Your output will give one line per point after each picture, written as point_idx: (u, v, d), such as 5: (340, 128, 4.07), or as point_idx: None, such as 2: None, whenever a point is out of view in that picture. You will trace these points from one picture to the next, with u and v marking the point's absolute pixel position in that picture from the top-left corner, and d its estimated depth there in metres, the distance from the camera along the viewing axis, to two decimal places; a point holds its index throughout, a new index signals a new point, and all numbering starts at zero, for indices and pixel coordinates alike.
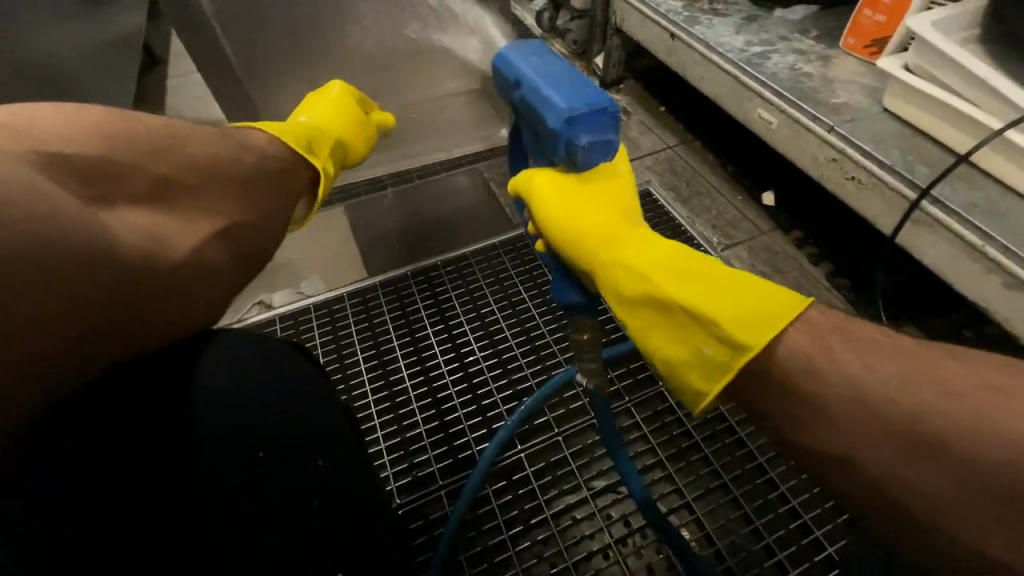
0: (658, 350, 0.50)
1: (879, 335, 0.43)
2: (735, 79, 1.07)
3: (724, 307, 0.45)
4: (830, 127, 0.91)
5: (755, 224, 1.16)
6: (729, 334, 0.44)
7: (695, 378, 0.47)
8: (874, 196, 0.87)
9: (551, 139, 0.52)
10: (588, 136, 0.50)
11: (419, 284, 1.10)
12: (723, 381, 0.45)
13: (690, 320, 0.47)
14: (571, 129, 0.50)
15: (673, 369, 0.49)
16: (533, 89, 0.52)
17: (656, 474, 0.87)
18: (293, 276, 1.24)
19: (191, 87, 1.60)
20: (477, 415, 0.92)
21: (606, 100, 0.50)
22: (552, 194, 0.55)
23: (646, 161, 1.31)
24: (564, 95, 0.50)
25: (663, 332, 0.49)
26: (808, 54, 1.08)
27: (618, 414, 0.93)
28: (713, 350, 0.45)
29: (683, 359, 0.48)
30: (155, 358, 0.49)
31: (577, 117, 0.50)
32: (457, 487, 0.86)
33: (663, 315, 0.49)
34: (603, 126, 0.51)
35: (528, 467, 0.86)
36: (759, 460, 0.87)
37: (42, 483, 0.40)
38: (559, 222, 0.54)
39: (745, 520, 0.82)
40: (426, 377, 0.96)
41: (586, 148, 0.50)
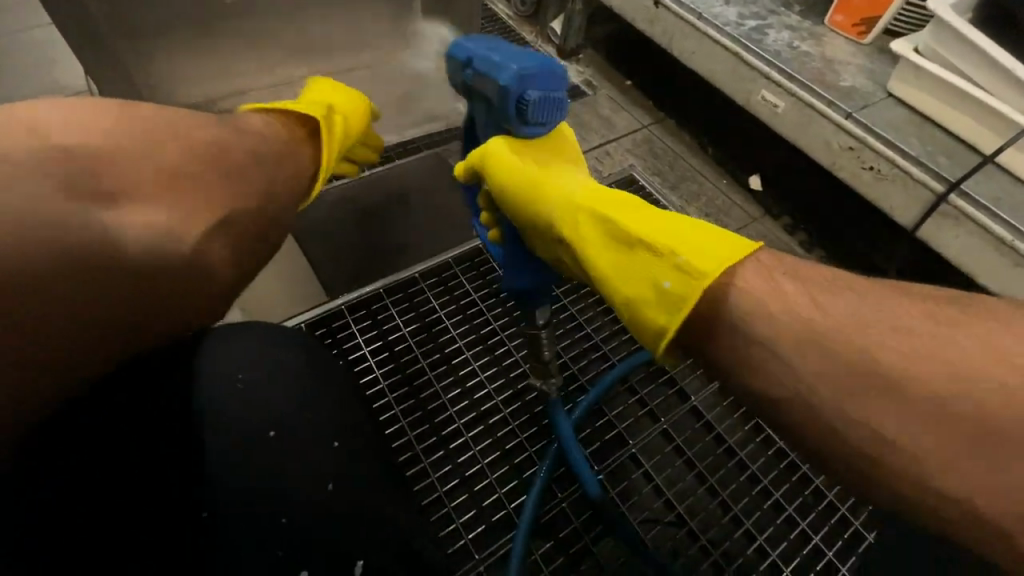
0: (615, 293, 0.47)
1: (831, 276, 0.42)
2: (735, 55, 0.99)
3: (680, 239, 0.45)
4: (848, 114, 0.87)
5: (744, 210, 1.12)
6: (687, 260, 0.43)
7: (653, 315, 0.44)
8: (893, 187, 0.85)
9: (503, 102, 0.56)
10: (537, 90, 0.55)
11: (399, 304, 0.92)
12: (680, 312, 0.42)
13: (646, 253, 0.46)
14: (522, 86, 0.54)
15: (632, 310, 0.46)
16: (487, 68, 0.56)
17: (709, 502, 0.79)
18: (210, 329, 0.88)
19: (26, 46, 1.17)
20: (503, 463, 0.80)
21: (556, 65, 0.56)
22: (506, 156, 0.57)
23: (624, 143, 1.21)
24: (512, 61, 0.55)
25: (620, 272, 0.48)
26: (799, 30, 1.02)
27: (655, 440, 0.84)
28: (670, 283, 0.43)
29: (641, 296, 0.45)
30: (137, 368, 0.49)
31: (527, 73, 0.54)
32: (497, 558, 0.72)
33: (619, 254, 0.48)
34: (552, 87, 0.56)
35: (575, 519, 0.75)
36: (803, 469, 0.82)
37: (46, 485, 0.44)
38: (514, 179, 0.56)
39: (804, 539, 0.77)
40: (433, 425, 0.81)
41: (536, 99, 0.55)
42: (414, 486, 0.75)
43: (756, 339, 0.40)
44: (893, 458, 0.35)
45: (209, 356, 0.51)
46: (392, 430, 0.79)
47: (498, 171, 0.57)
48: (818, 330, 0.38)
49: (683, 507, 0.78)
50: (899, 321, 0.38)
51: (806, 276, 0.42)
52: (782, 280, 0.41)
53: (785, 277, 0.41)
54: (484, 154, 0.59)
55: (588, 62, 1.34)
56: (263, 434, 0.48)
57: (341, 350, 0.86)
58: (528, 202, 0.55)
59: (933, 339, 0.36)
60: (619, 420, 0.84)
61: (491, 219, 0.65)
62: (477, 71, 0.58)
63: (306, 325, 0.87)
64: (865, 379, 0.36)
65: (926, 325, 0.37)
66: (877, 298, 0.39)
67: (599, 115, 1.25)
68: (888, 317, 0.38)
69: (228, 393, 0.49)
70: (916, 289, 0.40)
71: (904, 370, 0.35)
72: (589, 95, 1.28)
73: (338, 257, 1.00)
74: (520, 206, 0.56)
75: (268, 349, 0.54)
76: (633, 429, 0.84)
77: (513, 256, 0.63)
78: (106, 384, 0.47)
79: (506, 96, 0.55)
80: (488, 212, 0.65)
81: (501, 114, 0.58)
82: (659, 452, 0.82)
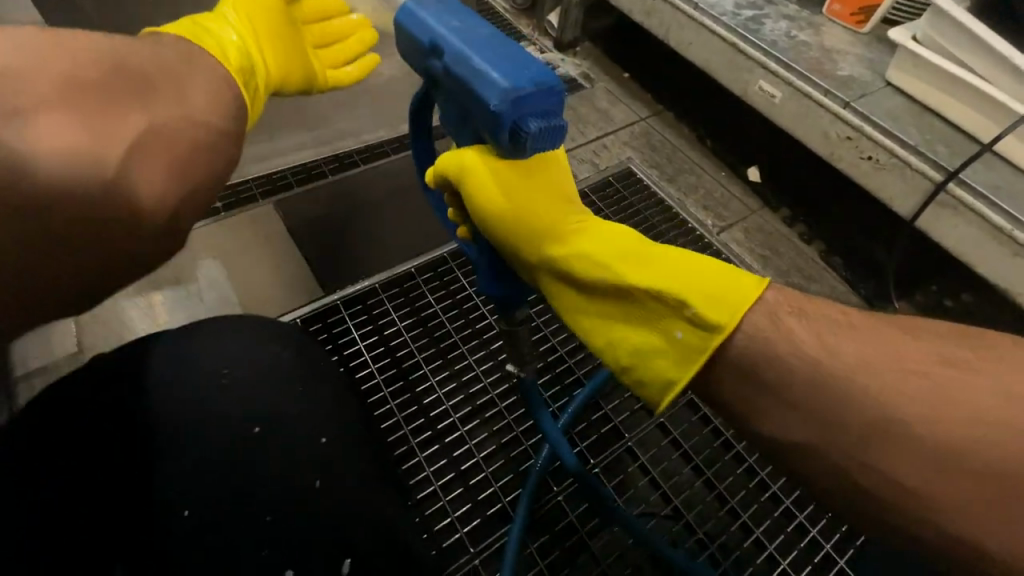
0: (619, 337, 0.44)
1: (836, 313, 0.41)
2: (732, 45, 0.98)
3: (688, 283, 0.41)
4: (846, 103, 0.87)
5: (743, 203, 1.11)
6: (700, 313, 0.40)
7: (664, 368, 0.41)
8: (892, 176, 0.84)
9: (493, 128, 0.43)
10: (537, 119, 0.42)
11: (394, 298, 0.91)
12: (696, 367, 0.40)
13: (652, 299, 0.42)
14: (517, 112, 0.42)
15: (640, 359, 0.43)
16: (468, 76, 0.44)
17: (706, 494, 0.78)
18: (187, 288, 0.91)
19: None
20: (498, 457, 0.79)
21: (554, 78, 0.43)
22: (489, 180, 0.47)
23: (622, 135, 1.20)
24: (503, 72, 0.42)
25: (622, 315, 0.44)
26: (798, 19, 1.01)
27: (652, 433, 0.83)
28: (683, 334, 0.41)
29: (649, 347, 0.42)
30: (134, 372, 0.51)
31: (523, 97, 0.41)
32: (493, 551, 0.72)
33: (620, 295, 0.44)
34: (551, 108, 0.43)
35: (571, 512, 0.75)
36: None
37: (47, 485, 0.45)
38: (496, 201, 0.47)
39: (802, 531, 0.76)
40: (428, 419, 0.80)
41: (537, 132, 0.42)
42: (409, 481, 0.75)
43: (741, 359, 0.39)
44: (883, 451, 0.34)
45: (191, 353, 0.54)
46: (387, 425, 0.79)
47: (477, 189, 0.47)
48: (807, 351, 0.38)
49: (680, 501, 0.78)
50: (884, 338, 0.38)
51: (812, 317, 0.40)
52: (787, 320, 0.39)
53: (790, 318, 0.40)
54: (459, 165, 0.48)
55: (586, 55, 1.33)
56: (250, 429, 0.49)
57: (336, 346, 0.85)
58: (514, 227, 0.47)
59: (918, 366, 0.36)
60: (616, 413, 0.84)
61: (460, 219, 0.54)
62: (453, 75, 0.45)
63: (301, 320, 0.87)
64: (846, 382, 0.36)
65: (911, 346, 0.38)
66: (864, 323, 0.39)
67: (596, 108, 1.24)
68: (870, 337, 0.38)
69: (219, 389, 0.52)
70: (891, 317, 0.40)
71: (884, 390, 0.35)
72: (587, 88, 1.27)
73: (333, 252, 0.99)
74: (504, 230, 0.48)
75: (248, 346, 0.55)
76: (629, 423, 0.83)
77: (489, 268, 0.54)
78: (93, 385, 0.50)
79: (497, 123, 0.42)
80: (456, 211, 0.54)
81: (485, 131, 0.45)
82: (656, 445, 0.82)
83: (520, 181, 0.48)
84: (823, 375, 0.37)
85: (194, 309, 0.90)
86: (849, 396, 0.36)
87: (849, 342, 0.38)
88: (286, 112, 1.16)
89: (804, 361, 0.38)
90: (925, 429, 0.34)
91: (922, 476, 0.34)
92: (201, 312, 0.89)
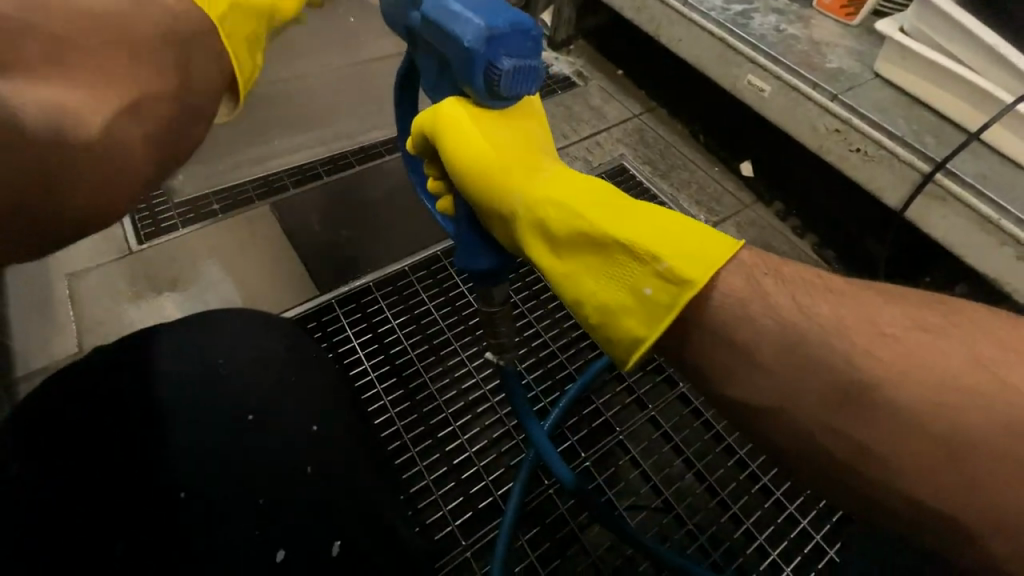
0: (589, 294, 0.43)
1: (812, 275, 0.40)
2: (721, 41, 0.98)
3: (658, 238, 0.41)
4: (834, 95, 0.87)
5: (737, 197, 1.12)
6: (672, 268, 0.39)
7: (632, 325, 0.40)
8: (880, 168, 0.84)
9: (468, 67, 0.45)
10: (509, 57, 0.45)
11: (388, 296, 0.93)
12: (665, 324, 0.38)
13: (621, 252, 0.41)
14: (491, 50, 0.44)
15: (609, 316, 0.41)
16: (443, 19, 0.46)
17: (697, 486, 0.79)
18: (186, 289, 0.93)
19: None
20: (490, 451, 0.81)
21: (529, 21, 0.45)
22: (465, 135, 0.49)
23: (616, 132, 1.20)
24: (479, 13, 0.44)
25: (592, 271, 0.43)
26: (787, 13, 1.01)
27: (642, 426, 0.84)
28: (653, 289, 0.39)
29: (617, 302, 0.41)
30: (131, 370, 0.52)
31: (498, 35, 0.44)
32: (485, 545, 0.73)
33: (589, 249, 0.43)
34: (525, 52, 0.46)
35: (561, 505, 0.76)
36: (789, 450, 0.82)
37: (43, 485, 0.45)
38: (470, 154, 0.49)
39: (792, 521, 0.77)
40: (420, 413, 0.82)
41: (510, 70, 0.44)
42: (402, 475, 0.76)
43: (716, 318, 0.38)
44: (855, 438, 0.34)
45: (183, 348, 0.55)
46: (381, 420, 0.80)
47: (454, 142, 0.49)
48: (783, 312, 0.37)
49: (671, 493, 0.78)
50: (858, 307, 0.37)
51: (790, 278, 0.39)
52: (763, 280, 0.39)
53: (767, 278, 0.39)
54: (440, 119, 0.50)
55: (580, 53, 1.34)
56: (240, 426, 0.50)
57: (333, 343, 0.87)
58: (486, 181, 0.48)
59: (893, 328, 0.36)
60: (607, 408, 0.85)
61: (442, 188, 0.57)
62: (432, 22, 0.47)
63: (298, 318, 0.89)
64: (822, 350, 0.35)
65: (888, 310, 0.37)
66: (845, 287, 0.39)
67: (590, 106, 1.24)
68: (844, 303, 0.37)
69: (211, 385, 0.53)
70: (882, 284, 0.39)
71: (857, 347, 0.35)
72: (580, 85, 1.28)
73: (328, 249, 1.00)
74: (477, 184, 0.49)
75: (241, 341, 0.56)
76: (620, 416, 0.84)
77: (469, 234, 0.55)
78: (90, 381, 0.51)
79: (471, 60, 0.45)
80: (439, 177, 0.56)
81: (462, 80, 0.47)
82: (647, 439, 0.83)
83: (496, 139, 0.50)
84: (796, 335, 0.36)
85: (193, 308, 0.92)
86: (822, 362, 0.35)
87: (823, 303, 0.37)
88: (283, 115, 1.17)
89: (780, 323, 0.37)
90: (905, 398, 0.33)
91: (901, 450, 0.33)
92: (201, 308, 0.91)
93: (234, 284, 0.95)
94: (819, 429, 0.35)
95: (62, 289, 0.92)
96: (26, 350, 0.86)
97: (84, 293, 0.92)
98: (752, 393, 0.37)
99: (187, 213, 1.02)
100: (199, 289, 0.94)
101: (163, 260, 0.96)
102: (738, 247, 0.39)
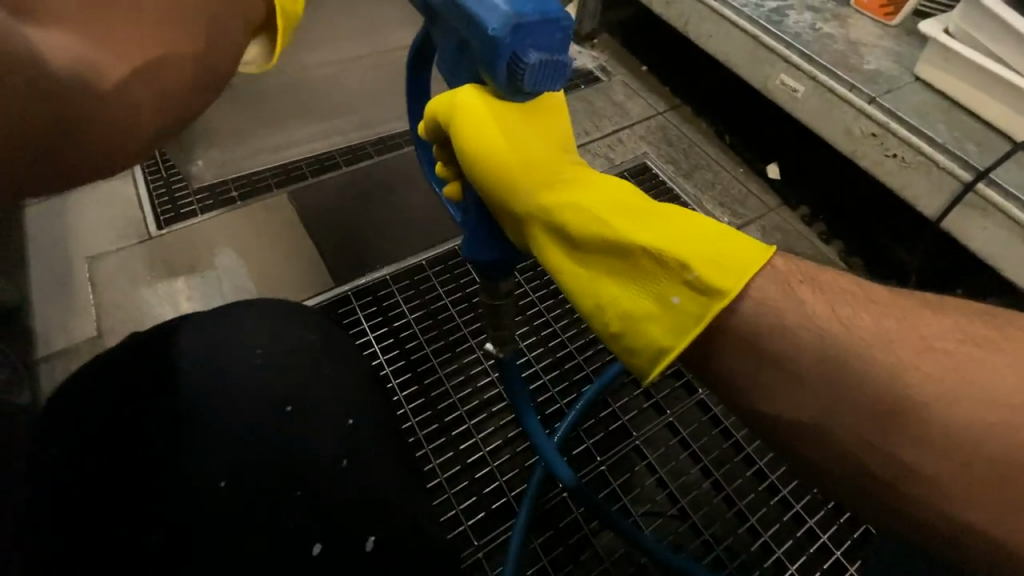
0: (610, 300, 0.40)
1: (851, 283, 0.37)
2: (754, 39, 0.95)
3: (692, 246, 0.38)
4: (872, 98, 0.84)
5: (761, 200, 1.09)
6: (701, 276, 0.36)
7: (656, 334, 0.38)
8: (917, 175, 0.82)
9: (490, 57, 0.41)
10: (537, 50, 0.40)
11: (404, 289, 0.92)
12: (691, 335, 0.36)
13: (649, 258, 0.39)
14: (517, 40, 0.39)
15: (630, 325, 0.39)
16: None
17: (714, 495, 0.77)
18: (203, 277, 0.92)
19: None
20: (504, 451, 0.79)
21: (561, 10, 0.40)
22: (481, 123, 0.44)
23: (639, 130, 1.18)
24: None
25: (611, 276, 0.41)
26: (823, 11, 0.97)
27: (659, 433, 0.82)
28: (680, 298, 0.37)
29: (642, 310, 0.38)
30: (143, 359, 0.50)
31: (526, 24, 0.39)
32: (498, 544, 0.72)
33: (613, 254, 0.41)
34: (556, 44, 0.41)
35: (575, 509, 0.75)
36: None
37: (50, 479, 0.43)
38: (492, 149, 0.44)
39: (811, 536, 0.75)
40: (435, 410, 0.81)
41: (536, 65, 0.40)
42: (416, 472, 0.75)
43: (751, 327, 0.35)
44: (914, 471, 0.31)
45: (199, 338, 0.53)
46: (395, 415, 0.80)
47: (467, 132, 0.44)
48: (823, 324, 0.34)
49: (687, 502, 0.77)
50: (901, 322, 0.34)
51: (827, 286, 0.36)
52: (800, 290, 0.36)
53: (803, 286, 0.36)
54: (452, 107, 0.46)
55: (604, 48, 1.31)
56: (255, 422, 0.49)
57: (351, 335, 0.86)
58: (506, 175, 0.44)
59: (942, 343, 0.33)
60: (624, 413, 0.83)
61: (451, 175, 0.53)
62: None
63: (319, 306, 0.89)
64: (867, 357, 0.33)
65: (935, 324, 0.34)
66: (887, 297, 0.36)
67: (612, 101, 1.22)
68: (885, 315, 0.34)
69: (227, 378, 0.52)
70: (923, 294, 0.36)
71: (903, 365, 0.32)
72: (603, 80, 1.25)
73: (344, 240, 0.99)
74: (496, 180, 0.45)
75: (273, 334, 0.54)
76: (637, 421, 0.83)
77: (478, 225, 0.51)
78: (114, 375, 0.48)
79: (494, 49, 0.40)
80: (447, 165, 0.52)
81: (482, 66, 0.42)
82: (664, 445, 0.81)
83: (520, 132, 0.45)
84: (836, 350, 0.33)
85: (210, 295, 0.91)
86: (861, 370, 0.33)
87: (864, 313, 0.34)
88: (301, 103, 1.16)
89: (817, 334, 0.34)
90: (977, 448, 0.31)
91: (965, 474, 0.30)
92: (219, 296, 0.91)
93: (250, 272, 0.94)
94: (869, 449, 0.32)
95: (82, 273, 0.92)
96: (46, 333, 0.86)
97: (103, 276, 0.92)
98: (804, 408, 0.34)
99: (207, 199, 1.01)
100: (216, 276, 0.93)
101: (181, 246, 0.95)
102: (771, 252, 0.37)
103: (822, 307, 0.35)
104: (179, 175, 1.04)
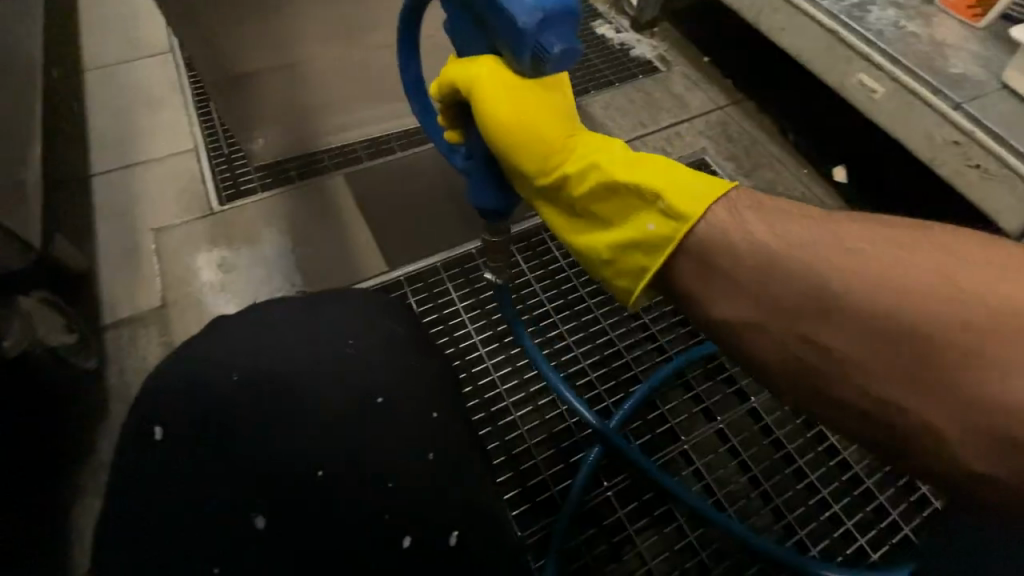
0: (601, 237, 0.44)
1: (793, 207, 0.38)
2: (833, 35, 0.91)
3: (667, 178, 0.41)
4: (957, 104, 0.80)
5: (824, 204, 1.04)
6: (671, 205, 0.39)
7: (637, 260, 0.41)
8: (1000, 188, 0.78)
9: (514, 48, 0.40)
10: (559, 41, 0.39)
11: (455, 278, 0.92)
12: (664, 256, 0.39)
13: (630, 193, 0.42)
14: (542, 32, 0.39)
15: (618, 255, 0.43)
16: None
17: (761, 506, 0.76)
18: (260, 254, 0.94)
19: (120, 18, 1.24)
20: (550, 446, 0.80)
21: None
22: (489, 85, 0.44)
23: (698, 124, 1.14)
24: None
25: (605, 214, 0.45)
26: (907, 8, 0.92)
27: (705, 438, 0.81)
28: (655, 225, 0.40)
29: (625, 240, 0.42)
30: None
31: (551, 15, 0.38)
32: (543, 538, 0.73)
33: (600, 193, 0.44)
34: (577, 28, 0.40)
35: (619, 509, 0.75)
36: (857, 470, 0.79)
37: None
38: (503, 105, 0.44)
39: (862, 554, 0.73)
40: (483, 400, 0.82)
41: (559, 57, 0.39)
42: None
43: (708, 246, 0.38)
44: None
45: None
46: None
47: (483, 96, 0.44)
48: (766, 242, 0.36)
49: (733, 510, 0.76)
50: (836, 235, 0.34)
51: (773, 209, 0.38)
52: (745, 213, 0.38)
53: (749, 211, 0.38)
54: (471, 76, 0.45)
55: (664, 37, 1.27)
56: None
57: None
58: (513, 131, 0.45)
59: (866, 245, 0.33)
60: (671, 415, 0.83)
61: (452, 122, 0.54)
62: None
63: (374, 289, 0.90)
64: (874, 309, 0.31)
65: (860, 232, 0.34)
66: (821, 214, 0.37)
67: (671, 93, 1.18)
68: (836, 234, 0.35)
69: None
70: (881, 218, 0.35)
71: (837, 269, 0.32)
72: (662, 71, 1.22)
73: (396, 223, 0.99)
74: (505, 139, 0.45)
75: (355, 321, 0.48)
76: (685, 425, 0.82)
77: (478, 168, 0.52)
78: None
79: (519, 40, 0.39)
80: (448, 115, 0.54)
81: (502, 45, 0.42)
82: (711, 450, 0.80)
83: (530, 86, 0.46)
84: (770, 255, 0.35)
85: (266, 271, 0.93)
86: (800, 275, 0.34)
87: (802, 229, 0.36)
88: None
89: (753, 245, 0.36)
90: None
91: None
92: (274, 273, 0.93)
93: (305, 252, 0.95)
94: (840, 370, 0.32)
95: (146, 244, 0.95)
96: (112, 300, 0.89)
97: (166, 247, 0.94)
98: None
99: (267, 177, 1.03)
100: (272, 254, 0.94)
101: (240, 222, 0.97)
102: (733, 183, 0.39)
103: (763, 226, 0.37)
104: (240, 153, 1.06)
